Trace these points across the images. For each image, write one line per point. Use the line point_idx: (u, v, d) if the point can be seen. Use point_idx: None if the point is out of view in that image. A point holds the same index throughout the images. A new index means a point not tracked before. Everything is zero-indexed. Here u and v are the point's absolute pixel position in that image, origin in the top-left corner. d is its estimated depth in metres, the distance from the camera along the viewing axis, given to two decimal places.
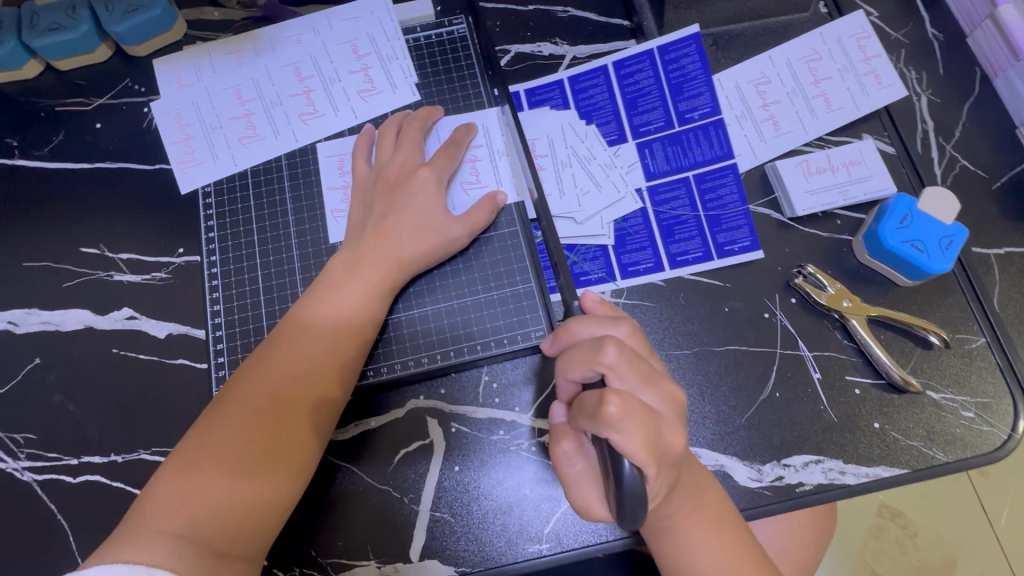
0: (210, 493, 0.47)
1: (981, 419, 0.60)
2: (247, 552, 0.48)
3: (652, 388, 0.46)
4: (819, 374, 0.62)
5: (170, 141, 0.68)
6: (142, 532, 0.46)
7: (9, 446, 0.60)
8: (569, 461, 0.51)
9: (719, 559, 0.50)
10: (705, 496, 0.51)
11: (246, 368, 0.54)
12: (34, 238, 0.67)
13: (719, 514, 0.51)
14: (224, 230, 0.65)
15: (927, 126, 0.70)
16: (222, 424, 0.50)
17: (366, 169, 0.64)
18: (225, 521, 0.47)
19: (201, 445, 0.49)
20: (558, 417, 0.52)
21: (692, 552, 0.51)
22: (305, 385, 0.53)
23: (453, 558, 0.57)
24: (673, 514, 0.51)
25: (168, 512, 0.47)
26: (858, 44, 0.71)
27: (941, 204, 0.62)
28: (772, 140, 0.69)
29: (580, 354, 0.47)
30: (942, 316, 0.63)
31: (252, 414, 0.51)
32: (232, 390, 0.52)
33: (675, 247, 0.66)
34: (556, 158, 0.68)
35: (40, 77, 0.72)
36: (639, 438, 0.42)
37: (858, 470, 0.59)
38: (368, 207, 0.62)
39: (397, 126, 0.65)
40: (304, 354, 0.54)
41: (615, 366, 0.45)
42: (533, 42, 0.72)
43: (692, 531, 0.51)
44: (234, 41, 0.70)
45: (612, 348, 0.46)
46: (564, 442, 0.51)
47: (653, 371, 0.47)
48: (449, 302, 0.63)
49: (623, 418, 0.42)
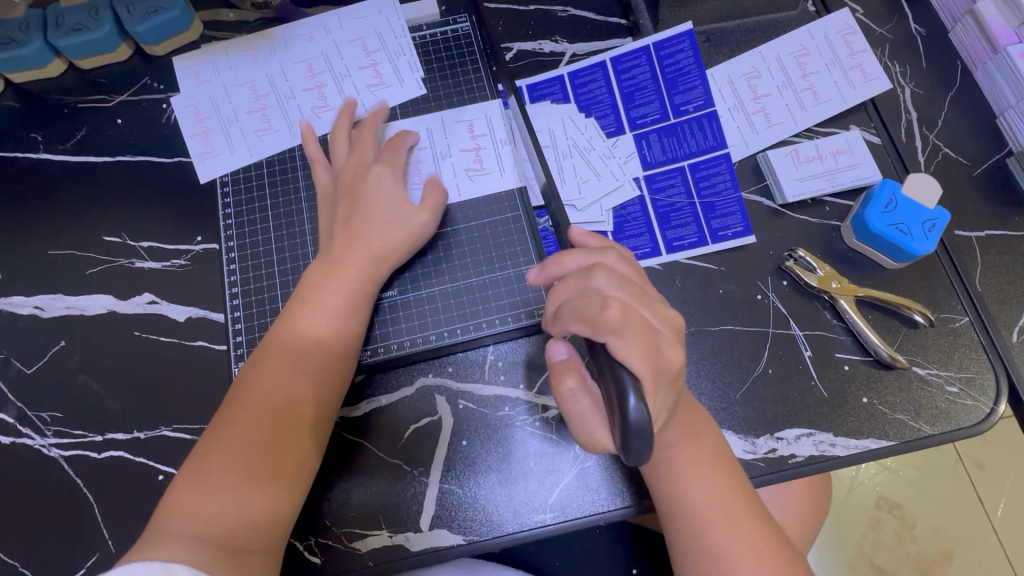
0: (221, 493, 0.50)
1: (965, 393, 0.63)
2: (263, 546, 0.50)
3: (646, 305, 0.48)
4: (809, 352, 0.65)
5: (189, 134, 0.71)
6: (159, 537, 0.47)
7: (37, 424, 0.63)
8: (574, 398, 0.49)
9: (711, 493, 0.50)
10: (702, 436, 0.53)
11: (241, 377, 0.56)
12: (59, 227, 0.70)
13: (715, 453, 0.53)
14: (241, 218, 0.68)
15: (911, 117, 0.73)
16: (226, 431, 0.53)
17: (326, 173, 0.66)
18: (239, 521, 0.49)
19: (208, 451, 0.52)
20: (557, 355, 0.50)
21: (688, 489, 0.51)
22: (302, 388, 0.55)
23: (461, 527, 0.59)
24: (669, 448, 0.51)
25: (183, 516, 0.49)
26: (844, 39, 0.74)
27: (923, 190, 0.65)
28: (763, 131, 0.72)
29: (573, 280, 0.49)
30: (926, 296, 0.66)
31: (252, 417, 0.53)
32: (232, 399, 0.55)
33: (671, 232, 0.69)
34: (558, 148, 0.71)
35: (63, 76, 0.75)
36: (635, 346, 0.44)
37: (847, 442, 0.62)
38: (333, 210, 0.64)
39: (346, 125, 0.67)
40: (296, 359, 0.56)
41: (610, 289, 0.48)
42: (534, 39, 0.76)
43: (687, 466, 0.51)
44: (249, 39, 0.73)
45: (602, 275, 0.48)
46: (568, 379, 0.49)
47: (643, 290, 0.50)
48: (456, 282, 0.66)
49: (623, 325, 0.45)
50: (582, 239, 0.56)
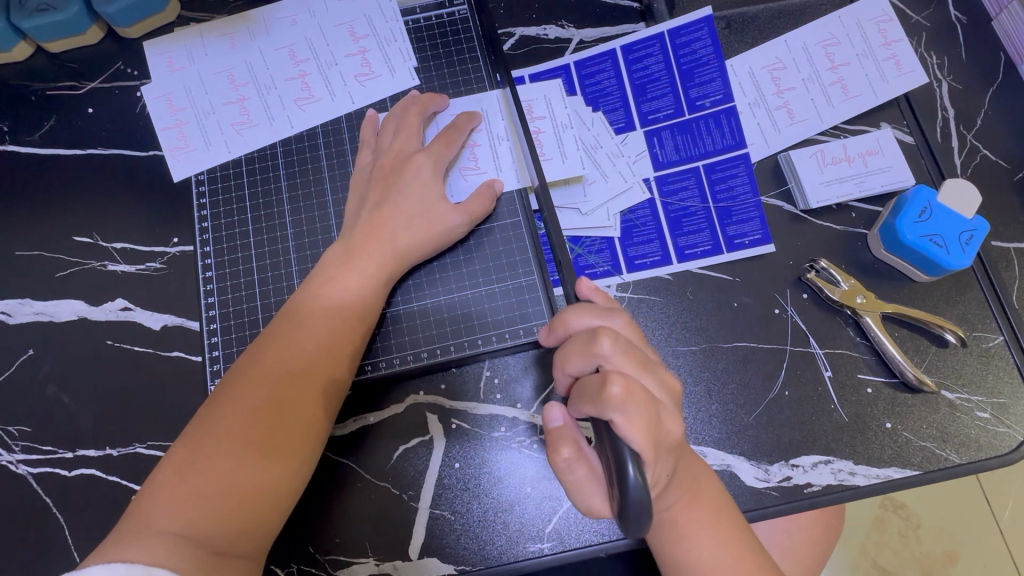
0: (209, 490, 0.46)
1: (996, 420, 0.58)
2: (247, 551, 0.47)
3: (650, 376, 0.46)
4: (829, 373, 0.60)
5: (162, 127, 0.66)
6: (140, 531, 0.44)
7: (3, 439, 0.59)
8: (568, 468, 0.46)
9: (716, 553, 0.48)
10: (704, 489, 0.50)
11: (242, 362, 0.52)
12: (25, 225, 0.65)
13: (718, 506, 0.50)
14: (218, 220, 0.63)
15: (947, 115, 0.67)
16: (217, 421, 0.49)
17: (368, 157, 0.62)
18: (224, 522, 0.46)
19: (199, 441, 0.48)
20: (554, 421, 0.47)
21: (688, 545, 0.49)
22: (304, 380, 0.51)
23: (453, 557, 0.56)
24: (672, 506, 0.49)
25: (164, 512, 0.45)
26: (877, 28, 0.68)
27: (961, 198, 0.60)
28: (786, 129, 0.66)
29: (575, 347, 0.47)
30: (958, 312, 0.61)
31: (250, 411, 0.49)
32: (229, 386, 0.51)
33: (683, 240, 0.64)
34: None
35: (29, 60, 0.69)
36: (639, 424, 0.41)
37: (868, 471, 0.57)
38: (364, 195, 0.60)
39: (399, 112, 0.62)
40: (302, 346, 0.52)
41: (613, 357, 0.45)
42: (538, 25, 0.70)
43: (690, 523, 0.49)
44: (227, 23, 0.67)
45: (608, 340, 0.45)
46: (563, 448, 0.46)
47: (648, 359, 0.47)
48: (450, 294, 0.61)
49: (626, 400, 0.41)
50: (588, 293, 0.52)
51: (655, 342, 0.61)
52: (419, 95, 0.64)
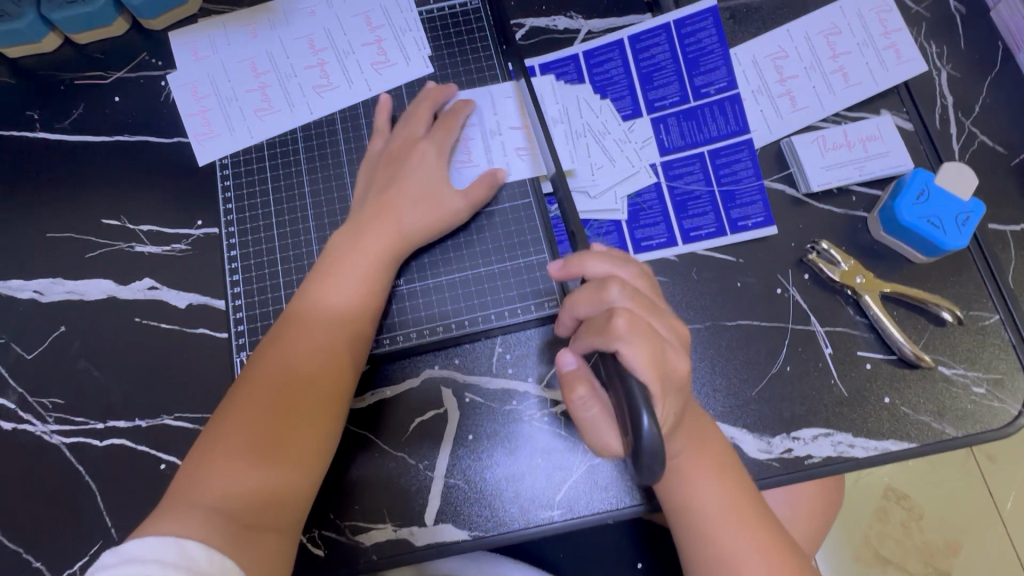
0: (236, 468, 0.48)
1: (992, 394, 0.60)
2: (277, 525, 0.49)
3: (658, 319, 0.49)
4: (829, 349, 0.62)
5: (187, 113, 0.68)
6: (174, 508, 0.46)
7: (38, 410, 0.62)
8: (583, 407, 0.49)
9: (720, 503, 0.51)
10: (709, 442, 0.53)
11: (262, 349, 0.55)
12: (56, 208, 0.68)
13: (721, 459, 0.53)
14: (241, 202, 0.66)
15: (946, 102, 0.69)
16: (242, 406, 0.51)
17: (380, 144, 0.64)
18: (254, 499, 0.48)
19: (225, 423, 0.51)
20: (566, 365, 0.50)
21: (694, 492, 0.51)
22: (322, 364, 0.54)
23: (467, 523, 0.58)
24: (677, 456, 0.52)
25: (195, 490, 0.47)
26: (877, 17, 0.70)
27: (958, 181, 0.62)
28: (788, 116, 0.68)
29: (583, 294, 0.50)
30: (955, 292, 0.63)
31: (271, 392, 0.52)
32: (250, 370, 0.53)
33: (688, 222, 0.66)
34: (570, 125, 0.68)
35: (58, 51, 0.72)
36: (643, 352, 0.45)
37: (867, 444, 0.59)
38: (371, 179, 0.62)
39: (410, 107, 0.65)
40: (318, 331, 0.55)
41: (622, 301, 0.48)
42: (548, 16, 0.72)
43: (695, 473, 0.51)
44: (248, 14, 0.70)
45: (616, 286, 0.48)
46: (579, 388, 0.49)
47: (656, 305, 0.50)
48: (464, 271, 0.63)
49: (630, 331, 0.46)
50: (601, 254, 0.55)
51: None
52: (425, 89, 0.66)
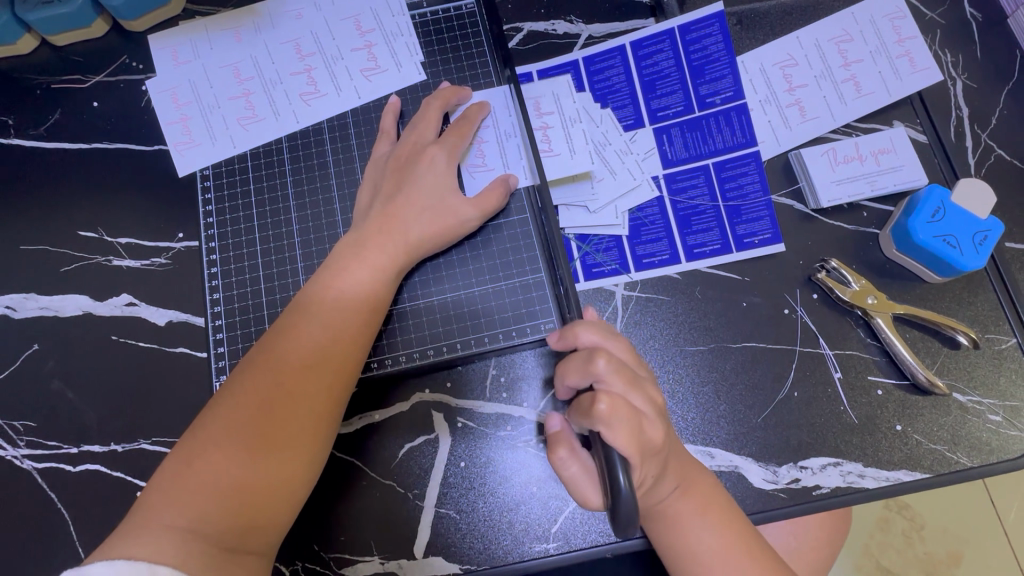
0: (217, 486, 0.46)
1: (1008, 423, 0.58)
2: (257, 547, 0.47)
3: (638, 391, 0.48)
4: (839, 374, 0.59)
5: (167, 121, 0.65)
6: (148, 526, 0.44)
7: (9, 433, 0.59)
8: (563, 465, 0.49)
9: (711, 542, 0.50)
10: (698, 479, 0.52)
11: (252, 356, 0.52)
12: (29, 219, 0.65)
13: (713, 495, 0.52)
14: (223, 215, 0.63)
15: (961, 113, 0.66)
16: (228, 414, 0.49)
17: (388, 147, 0.62)
18: (235, 518, 0.45)
19: (207, 436, 0.48)
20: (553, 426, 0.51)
21: (686, 534, 0.50)
22: (316, 374, 0.51)
23: (458, 556, 0.56)
24: (665, 498, 0.51)
25: (170, 508, 0.45)
26: (891, 25, 0.67)
27: (975, 198, 0.59)
28: (797, 128, 0.65)
29: (572, 365, 0.49)
30: (971, 313, 0.60)
31: (258, 405, 0.49)
32: (238, 380, 0.50)
33: (691, 238, 0.63)
34: (564, 114, 0.63)
35: (34, 53, 0.69)
36: (625, 436, 0.44)
37: (877, 474, 0.57)
38: (377, 187, 0.60)
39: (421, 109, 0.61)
40: (312, 338, 0.52)
41: (606, 376, 0.47)
42: (547, 20, 0.69)
43: (685, 514, 0.51)
44: (233, 16, 0.67)
45: (603, 360, 0.47)
46: (559, 448, 0.49)
47: (638, 377, 0.49)
48: (456, 291, 0.60)
49: (611, 416, 0.44)
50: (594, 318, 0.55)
51: (663, 341, 0.60)
52: (437, 90, 0.63)
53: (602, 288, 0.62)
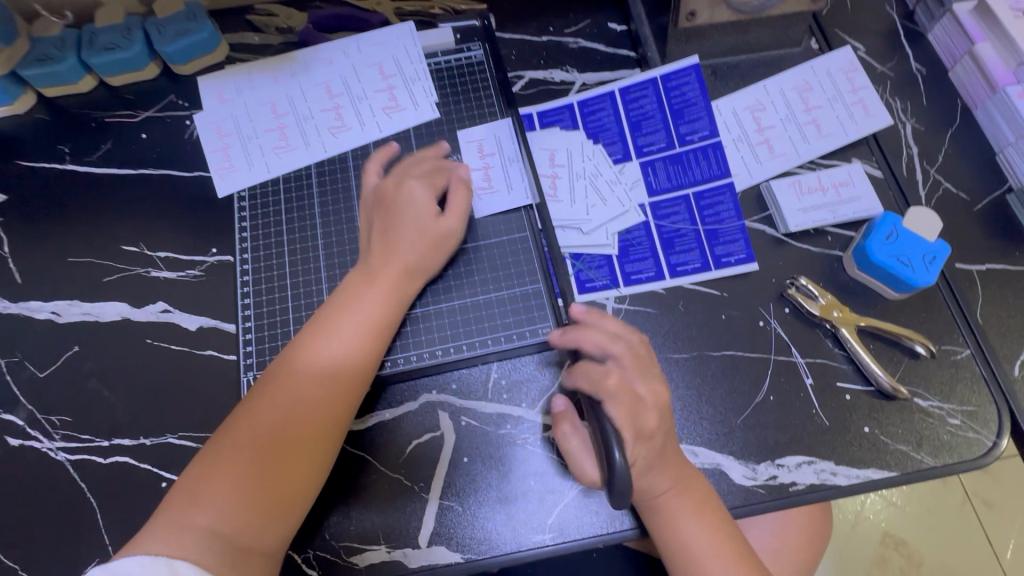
0: (234, 490, 0.51)
1: (966, 425, 0.63)
2: (268, 546, 0.51)
3: (645, 379, 0.59)
4: (811, 380, 0.65)
5: (209, 149, 0.74)
6: (172, 525, 0.49)
7: (46, 427, 0.64)
8: (566, 437, 0.59)
9: (699, 536, 0.56)
10: (692, 482, 0.57)
11: (274, 369, 0.58)
12: (79, 235, 0.72)
13: (705, 497, 0.57)
14: (256, 231, 0.70)
15: (912, 152, 0.75)
16: (248, 424, 0.54)
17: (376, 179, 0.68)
18: (247, 521, 0.50)
19: (228, 443, 0.53)
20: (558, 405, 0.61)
21: (679, 528, 0.56)
22: (326, 388, 0.56)
23: (459, 545, 0.59)
24: (662, 494, 0.57)
25: (190, 509, 0.50)
26: (846, 76, 0.77)
27: (925, 224, 0.67)
28: (767, 162, 0.74)
29: (592, 337, 0.60)
30: (928, 327, 0.67)
31: (275, 416, 0.54)
32: (259, 392, 0.56)
33: (674, 258, 0.70)
34: (572, 168, 0.73)
35: (93, 92, 0.78)
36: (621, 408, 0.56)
37: (848, 472, 0.62)
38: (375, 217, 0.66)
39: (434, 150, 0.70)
40: (326, 353, 0.57)
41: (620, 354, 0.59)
42: (545, 69, 0.79)
43: (678, 510, 0.56)
44: (271, 62, 0.76)
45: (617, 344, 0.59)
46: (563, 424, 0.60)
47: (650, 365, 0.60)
48: (463, 299, 0.67)
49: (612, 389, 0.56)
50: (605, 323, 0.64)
51: None
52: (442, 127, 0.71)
53: (594, 301, 0.69)
